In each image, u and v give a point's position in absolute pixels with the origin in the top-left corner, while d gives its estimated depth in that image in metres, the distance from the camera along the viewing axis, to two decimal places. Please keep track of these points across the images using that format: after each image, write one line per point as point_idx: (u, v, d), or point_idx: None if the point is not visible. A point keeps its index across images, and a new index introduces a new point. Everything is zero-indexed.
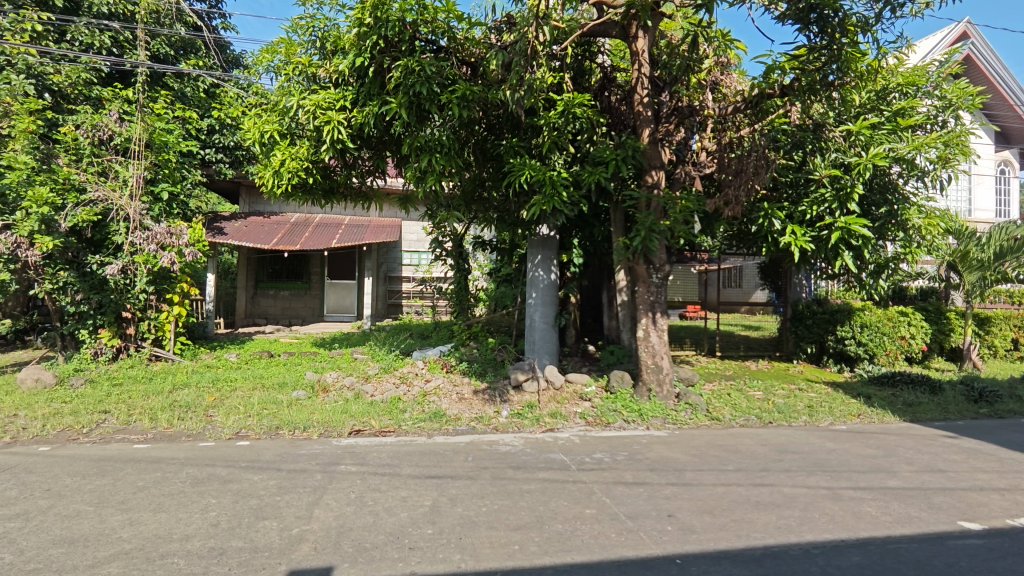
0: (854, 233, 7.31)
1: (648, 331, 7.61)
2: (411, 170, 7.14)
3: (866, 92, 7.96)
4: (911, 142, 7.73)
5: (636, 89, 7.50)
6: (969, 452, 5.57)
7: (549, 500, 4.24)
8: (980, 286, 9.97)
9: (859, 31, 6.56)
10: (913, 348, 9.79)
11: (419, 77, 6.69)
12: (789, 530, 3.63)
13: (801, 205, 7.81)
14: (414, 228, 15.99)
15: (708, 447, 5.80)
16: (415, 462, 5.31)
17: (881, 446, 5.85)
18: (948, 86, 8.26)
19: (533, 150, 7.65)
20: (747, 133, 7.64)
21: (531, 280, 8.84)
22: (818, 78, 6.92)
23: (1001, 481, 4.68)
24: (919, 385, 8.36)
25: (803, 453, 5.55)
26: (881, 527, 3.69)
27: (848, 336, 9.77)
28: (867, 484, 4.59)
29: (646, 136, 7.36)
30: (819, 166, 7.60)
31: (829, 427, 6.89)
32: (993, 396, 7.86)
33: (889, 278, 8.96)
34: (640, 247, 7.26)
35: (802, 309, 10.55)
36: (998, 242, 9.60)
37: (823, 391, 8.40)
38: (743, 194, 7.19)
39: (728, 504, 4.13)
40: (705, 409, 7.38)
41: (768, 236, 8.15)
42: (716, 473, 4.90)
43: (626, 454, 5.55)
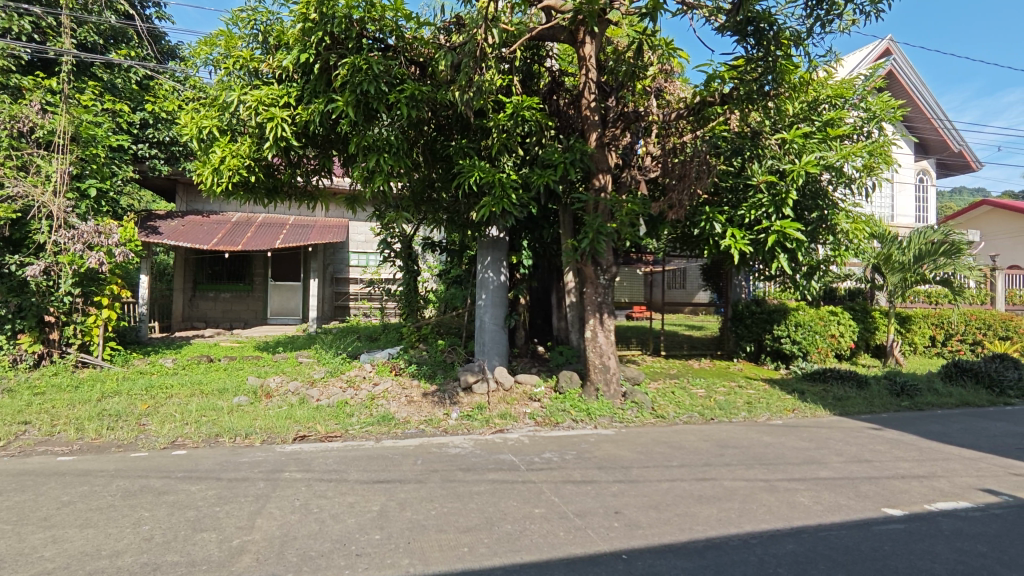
0: (789, 236, 7.68)
1: (596, 331, 7.75)
2: (358, 170, 7.00)
3: (798, 103, 8.39)
4: (840, 151, 8.15)
5: (583, 94, 7.66)
6: (893, 443, 5.94)
7: (499, 501, 4.25)
8: (901, 287, 10.65)
9: (792, 44, 6.88)
10: (841, 345, 10.36)
11: (367, 75, 6.58)
12: (729, 522, 3.78)
13: (741, 209, 8.15)
14: (362, 228, 15.74)
15: (653, 444, 5.96)
16: (363, 466, 5.22)
17: (814, 438, 6.16)
18: (873, 99, 8.79)
19: (482, 151, 7.66)
20: (690, 139, 7.92)
21: (481, 281, 8.84)
22: (755, 88, 7.19)
23: (920, 469, 5.03)
24: (847, 380, 8.87)
25: (742, 448, 5.79)
26: (813, 516, 3.90)
27: (784, 335, 10.25)
28: (801, 476, 4.83)
29: (594, 140, 7.53)
30: (757, 173, 7.96)
31: (766, 422, 7.21)
32: (913, 390, 8.42)
33: (821, 279, 9.47)
34: (588, 249, 7.39)
35: (742, 309, 11.01)
36: (918, 245, 10.31)
37: (760, 388, 8.78)
38: (686, 198, 7.41)
39: (672, 499, 4.26)
40: (651, 407, 7.57)
41: (709, 238, 8.46)
42: (661, 469, 5.04)
43: (574, 453, 5.63)
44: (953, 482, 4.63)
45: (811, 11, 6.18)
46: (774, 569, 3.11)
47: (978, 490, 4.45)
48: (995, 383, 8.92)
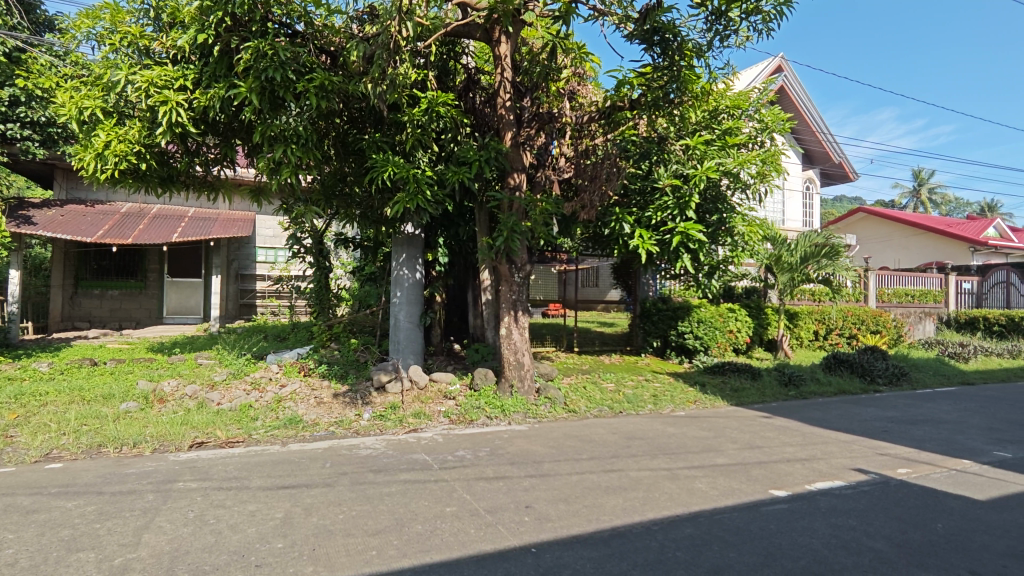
0: (692, 237, 8.18)
1: (510, 328, 7.83)
2: (263, 161, 6.64)
3: (700, 111, 8.87)
4: (737, 158, 8.66)
5: (499, 92, 7.71)
6: (781, 430, 6.44)
7: (410, 502, 4.19)
8: (790, 286, 11.56)
9: (695, 55, 7.26)
10: (739, 339, 11.25)
11: (272, 61, 6.25)
12: (633, 511, 3.94)
13: (648, 210, 8.56)
14: (270, 222, 14.99)
15: (564, 439, 6.11)
16: (267, 472, 4.97)
17: (712, 428, 6.56)
18: (765, 111, 9.41)
19: (397, 145, 7.51)
20: (601, 142, 8.22)
21: (395, 278, 8.66)
22: (661, 95, 7.55)
23: (802, 452, 5.49)
24: (743, 372, 9.53)
25: (647, 439, 6.06)
26: (708, 501, 4.15)
27: (687, 330, 10.88)
28: (699, 463, 5.13)
29: (508, 140, 7.61)
30: (662, 176, 8.38)
31: (670, 413, 7.60)
32: (799, 379, 9.19)
33: (720, 278, 10.11)
34: (503, 247, 7.45)
35: (649, 307, 11.55)
36: (804, 248, 11.27)
37: (666, 381, 9.26)
38: (597, 198, 7.69)
39: (581, 491, 4.39)
40: (563, 401, 7.76)
41: (619, 238, 8.80)
42: (572, 462, 5.18)
43: (488, 449, 5.66)
44: (830, 464, 5.10)
45: (710, 25, 6.56)
46: (673, 552, 3.28)
47: (850, 470, 4.92)
48: (867, 372, 9.91)
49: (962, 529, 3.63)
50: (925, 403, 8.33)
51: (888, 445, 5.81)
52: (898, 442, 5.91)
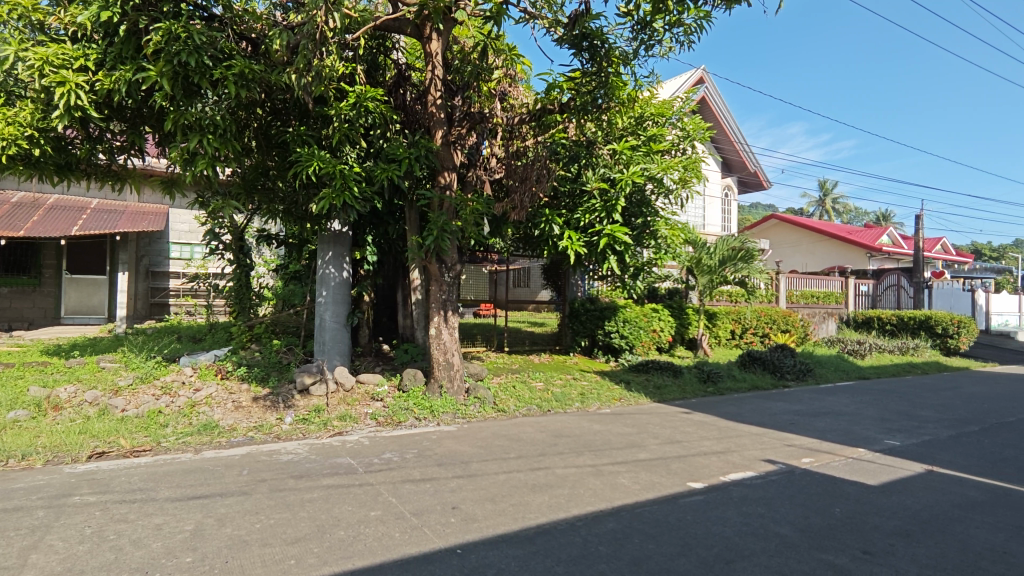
0: (618, 239, 8.52)
1: (440, 328, 7.75)
2: (176, 150, 6.25)
3: (627, 118, 9.14)
4: (661, 164, 9.00)
5: (430, 90, 7.63)
6: (699, 425, 6.75)
7: (333, 507, 4.06)
8: (709, 287, 12.18)
9: (621, 62, 7.46)
10: (661, 338, 11.74)
11: (186, 45, 5.87)
12: (558, 508, 4.00)
13: (577, 212, 8.76)
14: (185, 217, 14.14)
15: (493, 438, 6.12)
16: (176, 482, 4.66)
17: (635, 424, 6.79)
18: (687, 120, 9.74)
19: (323, 140, 7.29)
20: (531, 144, 8.31)
21: (320, 277, 8.37)
22: (590, 99, 7.71)
23: (718, 445, 5.78)
24: (665, 369, 9.92)
25: (574, 436, 6.19)
26: (631, 495, 4.28)
27: (614, 330, 11.19)
28: (623, 459, 5.28)
29: (439, 138, 7.53)
30: (590, 179, 8.61)
31: (597, 411, 7.79)
32: (716, 376, 9.67)
33: (645, 279, 10.46)
34: (432, 246, 7.39)
35: (578, 307, 11.81)
36: (722, 251, 11.89)
37: (593, 379, 9.51)
38: (527, 199, 7.85)
39: (508, 490, 4.42)
40: (492, 401, 7.77)
41: (549, 239, 8.99)
42: (499, 461, 5.20)
43: (416, 451, 5.58)
44: (743, 456, 5.39)
45: (636, 34, 6.78)
46: (596, 547, 3.35)
47: (761, 461, 5.23)
48: (777, 368, 10.58)
49: (857, 513, 3.93)
50: (827, 397, 8.98)
51: (795, 436, 6.22)
52: (803, 434, 6.34)
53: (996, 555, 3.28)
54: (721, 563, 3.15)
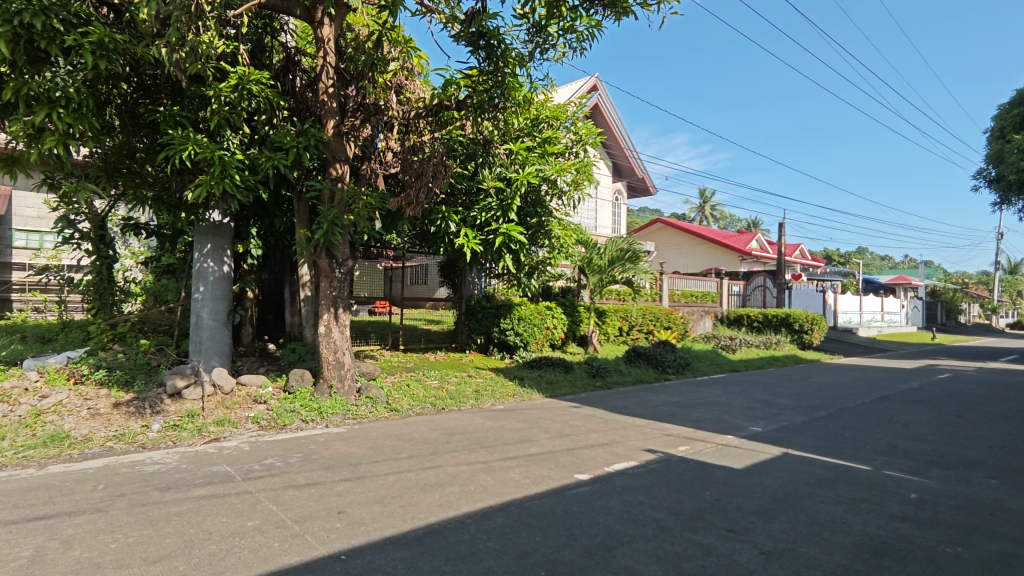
0: (513, 238, 8.67)
1: (330, 326, 7.45)
2: (18, 124, 5.46)
3: (522, 119, 9.28)
4: (555, 166, 9.24)
5: (321, 77, 7.30)
6: (587, 418, 7.03)
7: (205, 520, 3.76)
8: (599, 286, 12.75)
9: (517, 64, 7.56)
10: (554, 335, 12.08)
11: (30, 4, 5.15)
12: (448, 506, 3.99)
13: (473, 210, 8.82)
14: (32, 200, 12.48)
15: (385, 439, 5.98)
16: (13, 503, 4.09)
17: (527, 419, 6.94)
18: (580, 125, 10.06)
19: (200, 123, 6.73)
20: (428, 140, 8.20)
21: (197, 271, 7.72)
22: (486, 98, 7.77)
23: (603, 437, 6.06)
24: (557, 365, 10.25)
25: (467, 433, 6.20)
26: (520, 489, 4.37)
27: (509, 327, 11.37)
28: (514, 454, 5.38)
29: (331, 128, 7.23)
30: (486, 178, 8.68)
31: (490, 407, 7.87)
32: (604, 371, 10.15)
33: (540, 278, 10.72)
34: (322, 240, 7.06)
35: (474, 305, 11.84)
36: (611, 252, 12.48)
37: (487, 376, 9.60)
38: (422, 195, 7.73)
39: (398, 491, 4.33)
40: (385, 401, 7.58)
41: (445, 236, 9.01)
42: (390, 462, 5.09)
43: (301, 455, 5.32)
44: (626, 446, 5.69)
45: (531, 37, 6.91)
46: (485, 543, 3.38)
47: (642, 450, 5.55)
48: (659, 362, 11.29)
49: (723, 495, 4.28)
50: (702, 388, 9.73)
51: (673, 426, 6.66)
52: (680, 423, 6.81)
53: (836, 526, 3.71)
54: (603, 550, 3.29)
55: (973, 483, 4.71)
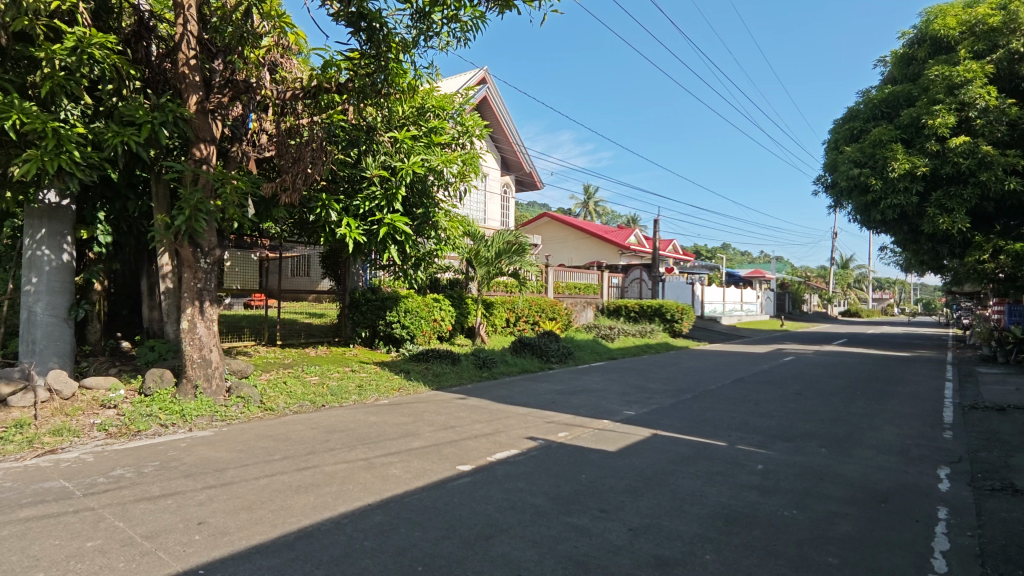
0: (398, 228, 8.47)
1: (194, 321, 6.81)
2: None
3: (407, 106, 9.02)
4: (441, 156, 9.04)
5: (180, 47, 6.65)
6: (472, 409, 7.06)
7: (32, 544, 3.29)
8: (486, 278, 12.86)
9: (401, 50, 7.35)
10: (441, 327, 11.98)
11: None
12: (323, 507, 3.81)
13: (356, 199, 8.51)
14: None
15: (256, 440, 5.61)
16: None
17: (412, 413, 6.84)
18: (466, 116, 9.97)
19: (28, 89, 5.84)
20: (305, 123, 7.72)
21: (28, 260, 6.72)
22: (369, 83, 7.46)
23: (487, 428, 6.12)
24: (444, 358, 10.20)
25: (347, 430, 5.98)
26: (400, 485, 4.28)
27: (395, 320, 11.09)
28: (396, 449, 5.27)
29: (193, 104, 6.61)
30: (370, 166, 8.38)
31: (374, 403, 7.66)
32: (491, 362, 10.26)
33: (426, 270, 10.57)
34: (184, 227, 6.44)
35: (358, 297, 11.45)
36: (498, 245, 12.61)
37: (372, 370, 9.31)
38: (300, 181, 7.32)
39: (268, 495, 4.07)
40: (259, 400, 7.09)
41: (326, 225, 8.63)
42: (260, 465, 4.77)
43: (157, 463, 4.83)
44: (508, 435, 5.79)
45: (415, 23, 6.74)
46: (361, 543, 3.27)
47: (524, 438, 5.68)
48: (544, 352, 11.63)
49: (598, 476, 4.50)
50: (582, 376, 10.17)
51: (554, 413, 6.89)
52: (561, 411, 7.05)
53: (695, 499, 4.03)
54: (481, 540, 3.31)
55: (808, 452, 5.34)
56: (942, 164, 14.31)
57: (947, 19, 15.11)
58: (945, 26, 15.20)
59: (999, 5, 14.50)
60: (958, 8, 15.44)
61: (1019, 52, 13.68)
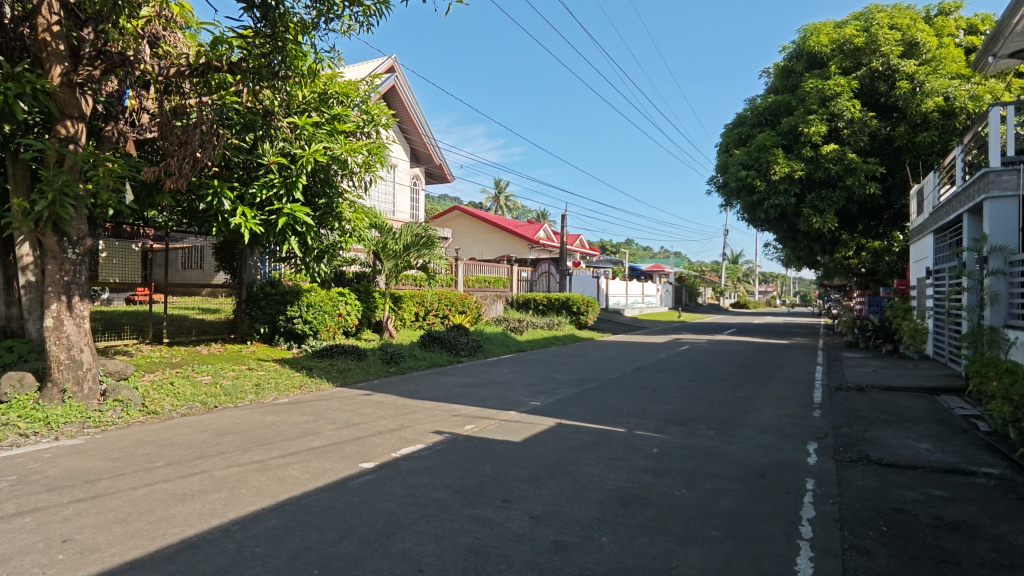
0: (299, 219, 8.07)
1: (60, 318, 6.12)
2: None
3: (308, 91, 8.60)
4: (344, 145, 8.68)
5: (40, 13, 5.94)
6: (377, 405, 6.89)
7: None
8: (394, 271, 12.59)
9: (300, 31, 6.98)
10: (347, 322, 11.58)
11: None
12: (210, 515, 3.57)
13: (252, 187, 7.99)
14: None
15: (137, 447, 5.15)
16: None
17: (313, 411, 6.57)
18: (372, 104, 9.65)
19: None
20: (193, 104, 7.16)
21: None
22: (264, 64, 6.99)
23: (393, 423, 6.01)
24: (349, 353, 9.91)
25: (241, 432, 5.64)
26: (298, 486, 4.11)
27: (296, 315, 10.52)
28: (295, 449, 5.04)
29: (56, 76, 5.95)
30: (267, 152, 7.87)
31: (272, 401, 7.28)
32: (398, 356, 10.08)
33: (331, 263, 10.14)
34: (47, 214, 5.76)
35: (256, 291, 10.75)
36: (406, 238, 12.37)
37: (271, 368, 8.83)
38: (187, 166, 6.79)
39: (148, 505, 3.76)
40: (140, 403, 6.52)
41: (218, 214, 8.06)
42: (139, 474, 4.38)
43: (13, 478, 4.30)
44: (414, 430, 5.72)
45: (315, 3, 6.42)
46: (251, 550, 3.10)
47: (430, 433, 5.63)
48: (453, 346, 11.59)
49: (502, 467, 4.55)
50: (491, 369, 10.25)
51: (461, 406, 6.88)
52: (468, 404, 7.06)
53: (594, 484, 4.19)
54: (381, 537, 3.25)
55: (698, 434, 5.71)
56: (815, 169, 15.80)
57: (820, 37, 16.52)
58: (818, 43, 16.60)
59: (863, 28, 16.12)
60: (830, 27, 16.96)
61: (879, 70, 15.47)
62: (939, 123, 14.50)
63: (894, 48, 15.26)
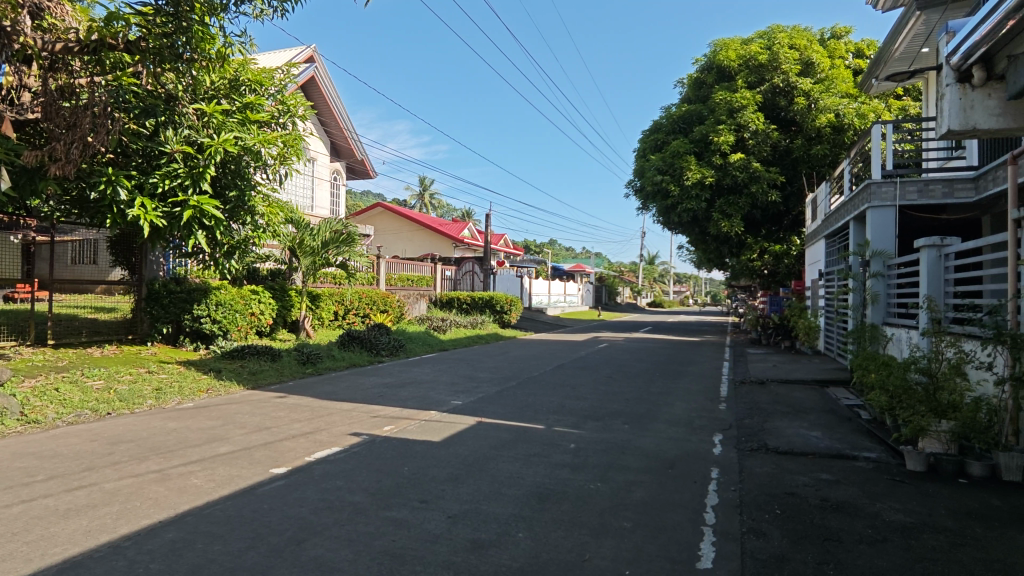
0: (206, 212, 7.57)
1: None
2: None
3: (217, 77, 8.13)
4: (258, 136, 8.06)
5: None
6: (291, 408, 6.62)
7: None
8: (312, 269, 12.09)
9: (207, 12, 6.56)
10: (260, 322, 11.01)
11: None
12: (99, 531, 3.29)
13: (153, 176, 7.41)
14: None
15: (13, 460, 4.66)
16: None
17: (220, 416, 6.21)
18: (288, 94, 9.19)
19: None
20: (84, 84, 6.63)
21: None
22: (166, 45, 6.59)
23: (307, 426, 5.79)
24: (262, 355, 9.44)
25: (138, 440, 5.24)
26: (201, 496, 3.86)
27: (204, 314, 9.89)
28: (199, 457, 4.74)
29: None
30: (169, 140, 7.30)
31: (175, 406, 6.81)
32: (315, 357, 9.72)
33: (243, 261, 9.51)
34: None
35: (158, 288, 9.94)
36: (324, 235, 11.95)
37: (174, 371, 8.26)
38: (74, 152, 6.25)
39: (25, 524, 3.40)
40: (18, 412, 5.90)
41: (113, 206, 7.38)
42: (15, 490, 3.96)
43: None
44: (330, 433, 5.53)
45: None
46: (145, 566, 2.89)
47: (347, 435, 5.47)
48: (373, 346, 11.32)
49: (420, 468, 4.50)
50: (412, 368, 10.12)
51: (380, 407, 6.74)
52: (387, 404, 6.92)
53: (512, 481, 4.24)
54: (292, 545, 3.12)
55: (613, 429, 5.90)
56: (723, 176, 16.74)
57: (728, 52, 17.60)
58: (727, 58, 17.64)
59: (766, 47, 17.30)
60: (737, 43, 18.04)
61: (779, 86, 16.64)
62: (830, 137, 15.91)
63: (792, 67, 16.48)
